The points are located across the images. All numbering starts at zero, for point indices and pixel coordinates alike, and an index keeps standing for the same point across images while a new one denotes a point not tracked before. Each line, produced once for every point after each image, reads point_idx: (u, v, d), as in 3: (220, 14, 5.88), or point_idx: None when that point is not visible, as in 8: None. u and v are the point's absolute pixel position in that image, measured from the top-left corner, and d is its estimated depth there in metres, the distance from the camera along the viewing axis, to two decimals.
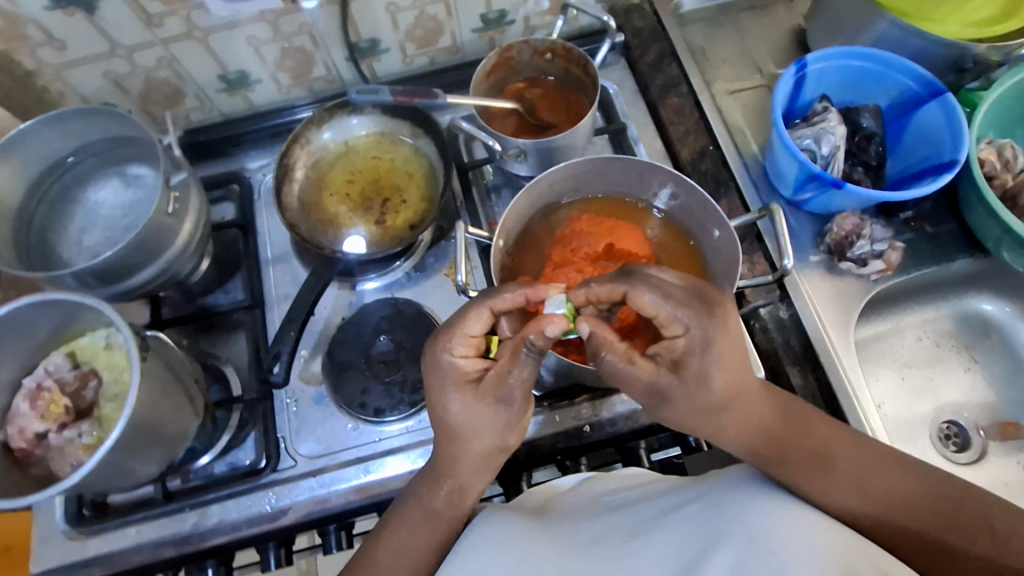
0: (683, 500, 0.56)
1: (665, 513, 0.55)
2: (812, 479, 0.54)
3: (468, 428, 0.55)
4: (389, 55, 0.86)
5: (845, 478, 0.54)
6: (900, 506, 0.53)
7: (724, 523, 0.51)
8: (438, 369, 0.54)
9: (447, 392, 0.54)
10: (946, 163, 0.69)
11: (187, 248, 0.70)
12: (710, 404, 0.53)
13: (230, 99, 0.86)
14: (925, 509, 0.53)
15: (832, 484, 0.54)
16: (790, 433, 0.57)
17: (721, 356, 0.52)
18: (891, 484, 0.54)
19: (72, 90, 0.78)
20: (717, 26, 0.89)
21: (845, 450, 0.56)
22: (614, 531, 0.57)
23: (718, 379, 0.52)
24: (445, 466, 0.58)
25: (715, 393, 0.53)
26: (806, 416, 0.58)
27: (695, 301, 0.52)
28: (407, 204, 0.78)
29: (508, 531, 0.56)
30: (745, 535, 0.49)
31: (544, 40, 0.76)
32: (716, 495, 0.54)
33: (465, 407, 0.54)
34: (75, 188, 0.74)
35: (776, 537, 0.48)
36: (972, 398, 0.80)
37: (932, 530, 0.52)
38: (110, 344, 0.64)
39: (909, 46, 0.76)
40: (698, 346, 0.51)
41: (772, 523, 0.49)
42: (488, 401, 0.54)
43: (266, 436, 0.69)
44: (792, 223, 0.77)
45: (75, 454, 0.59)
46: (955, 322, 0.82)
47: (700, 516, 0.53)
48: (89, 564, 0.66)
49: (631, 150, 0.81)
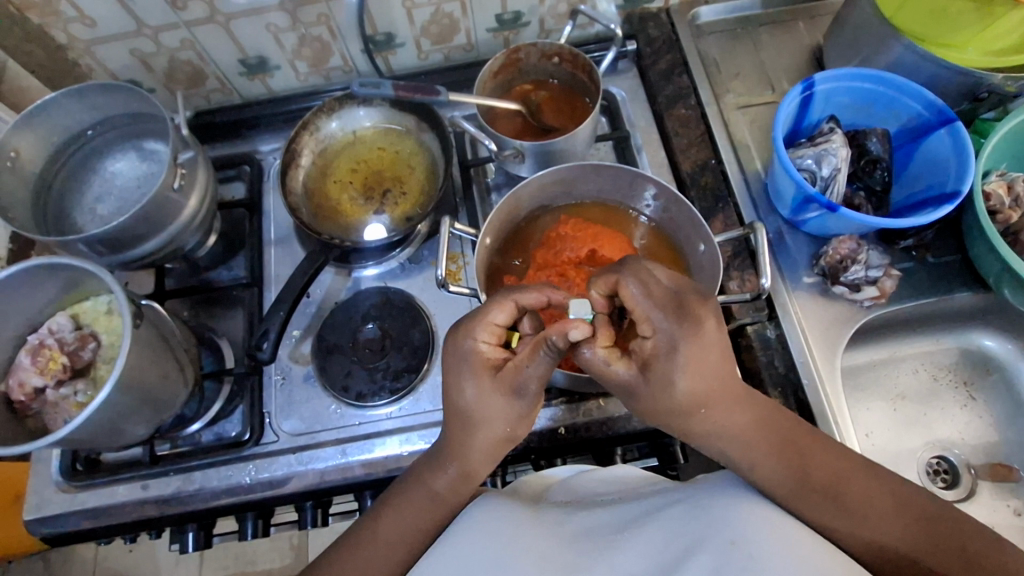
0: (667, 502, 0.55)
1: (652, 512, 0.55)
2: (789, 490, 0.54)
3: (481, 416, 0.56)
4: (404, 49, 0.88)
5: (824, 491, 0.54)
6: (882, 523, 0.52)
7: (706, 526, 0.50)
8: (460, 355, 0.56)
9: (463, 378, 0.56)
10: (949, 194, 0.68)
11: (191, 223, 0.74)
12: (674, 408, 0.54)
13: (249, 83, 0.89)
14: (906, 527, 0.52)
15: (810, 498, 0.53)
16: (769, 442, 0.56)
17: (687, 361, 0.53)
18: (871, 500, 0.53)
19: (101, 65, 0.82)
20: (734, 39, 0.88)
21: (825, 463, 0.56)
22: (604, 526, 0.55)
23: (683, 385, 0.53)
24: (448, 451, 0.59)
25: (678, 397, 0.53)
26: (787, 425, 0.58)
27: (670, 302, 0.54)
28: (407, 196, 0.80)
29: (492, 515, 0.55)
30: (728, 539, 0.48)
31: (552, 44, 0.77)
32: (699, 498, 0.54)
33: (479, 396, 0.56)
34: (94, 159, 0.78)
35: (758, 543, 0.48)
36: (966, 436, 0.78)
37: (914, 551, 0.51)
38: (110, 310, 0.68)
39: (924, 72, 0.75)
40: (666, 347, 0.53)
41: (754, 531, 0.49)
42: (500, 391, 0.55)
43: (252, 410, 0.71)
44: (789, 243, 0.76)
45: (67, 410, 0.64)
46: (955, 356, 0.80)
47: (683, 519, 0.52)
48: (76, 516, 0.69)
49: (634, 159, 0.82)
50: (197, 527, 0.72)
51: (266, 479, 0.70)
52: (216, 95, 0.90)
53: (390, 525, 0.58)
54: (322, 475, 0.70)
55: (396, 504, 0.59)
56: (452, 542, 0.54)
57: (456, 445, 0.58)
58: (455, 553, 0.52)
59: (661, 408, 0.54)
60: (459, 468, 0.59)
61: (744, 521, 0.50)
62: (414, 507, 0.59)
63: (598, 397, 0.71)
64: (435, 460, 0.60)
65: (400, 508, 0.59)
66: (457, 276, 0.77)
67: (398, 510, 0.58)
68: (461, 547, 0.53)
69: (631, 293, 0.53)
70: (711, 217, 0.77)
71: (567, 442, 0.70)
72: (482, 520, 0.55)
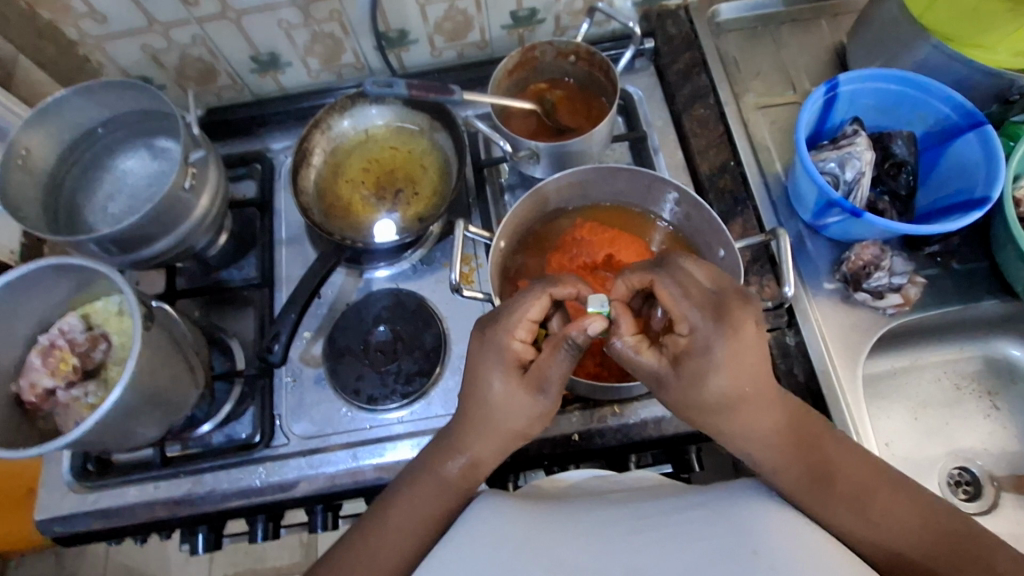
0: (688, 504, 0.55)
1: (670, 513, 0.54)
2: (811, 495, 0.53)
3: (503, 409, 0.56)
4: (417, 46, 0.86)
5: (845, 501, 0.53)
6: (899, 530, 0.51)
7: (726, 532, 0.50)
8: (495, 346, 0.56)
9: (493, 369, 0.56)
10: (978, 199, 0.66)
11: (203, 221, 0.73)
12: (706, 403, 0.52)
13: (261, 80, 0.88)
14: (927, 538, 0.51)
15: (831, 502, 0.53)
16: (796, 445, 0.54)
17: (721, 362, 0.51)
18: (893, 507, 0.52)
19: (112, 61, 0.81)
20: (754, 37, 0.86)
21: (849, 466, 0.54)
22: (620, 520, 0.54)
23: (722, 384, 0.51)
24: (459, 437, 0.58)
25: (712, 395, 0.51)
26: (817, 430, 0.56)
27: (710, 303, 0.52)
28: (419, 197, 0.79)
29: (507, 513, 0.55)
30: (750, 548, 0.48)
31: (568, 42, 0.76)
32: (716, 504, 0.54)
33: (507, 389, 0.56)
34: (106, 156, 0.77)
35: (784, 555, 0.47)
36: (989, 446, 0.76)
37: (931, 559, 0.51)
38: (121, 311, 0.67)
39: (952, 73, 0.73)
40: (702, 346, 0.51)
41: (776, 542, 0.48)
42: (525, 384, 0.55)
43: (262, 412, 0.71)
44: (810, 248, 0.75)
45: (78, 412, 0.63)
46: (979, 365, 0.78)
47: (704, 523, 0.51)
48: (86, 517, 0.69)
49: (651, 160, 0.81)
50: (207, 529, 0.71)
51: (277, 482, 0.69)
52: (227, 92, 0.89)
53: (402, 517, 0.57)
54: (333, 479, 0.69)
55: (404, 497, 0.58)
56: (465, 543, 0.53)
57: (465, 433, 0.58)
58: (466, 553, 0.52)
59: (690, 402, 0.52)
60: (466, 454, 0.58)
61: (770, 531, 0.50)
62: (426, 499, 0.58)
63: (613, 404, 0.69)
64: (444, 448, 0.59)
65: (411, 496, 0.58)
66: (470, 278, 0.76)
67: (411, 503, 0.58)
68: (474, 547, 0.52)
69: (666, 296, 0.53)
70: (730, 221, 0.76)
71: (579, 448, 0.69)
72: (495, 521, 0.54)
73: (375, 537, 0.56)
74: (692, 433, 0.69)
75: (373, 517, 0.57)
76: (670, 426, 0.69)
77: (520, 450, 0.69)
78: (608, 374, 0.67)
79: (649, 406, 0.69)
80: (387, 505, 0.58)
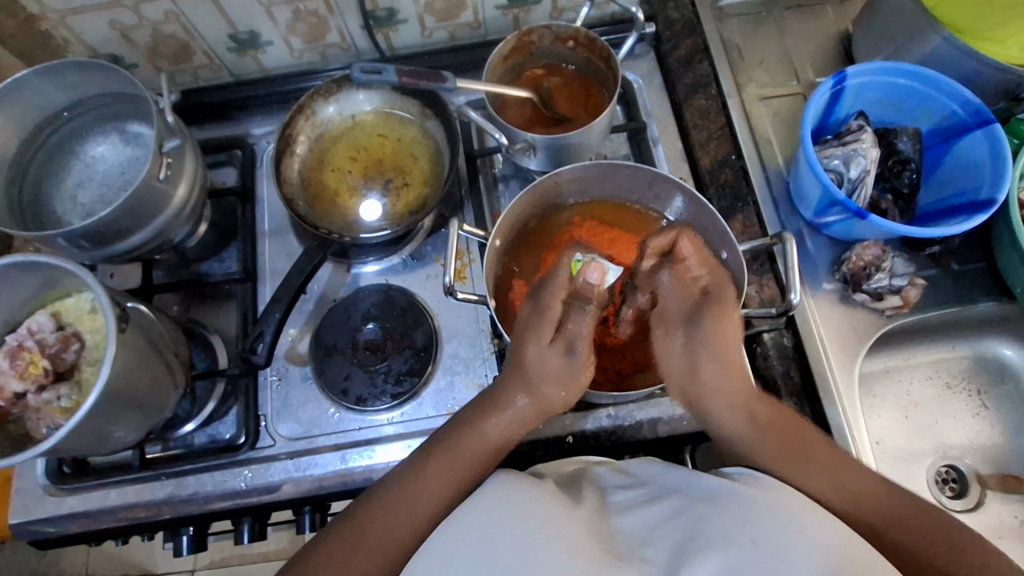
0: (687, 500, 0.50)
1: (665, 516, 0.49)
2: (786, 465, 0.53)
3: (542, 370, 0.57)
4: (406, 26, 0.82)
5: (817, 468, 0.52)
6: (866, 500, 0.51)
7: (722, 523, 0.46)
8: (539, 308, 0.58)
9: (532, 334, 0.58)
10: (984, 201, 0.64)
11: (181, 212, 0.69)
12: (720, 353, 0.56)
13: (240, 59, 0.83)
14: (892, 513, 0.50)
15: (801, 470, 0.53)
16: (772, 424, 0.55)
17: (720, 313, 0.56)
18: (866, 485, 0.52)
19: (78, 38, 0.75)
20: (758, 23, 0.83)
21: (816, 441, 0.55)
22: (625, 528, 0.50)
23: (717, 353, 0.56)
24: (502, 398, 0.58)
25: (726, 348, 0.56)
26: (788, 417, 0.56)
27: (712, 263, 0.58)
28: (409, 187, 0.76)
29: (505, 491, 0.51)
30: (749, 538, 0.44)
31: (567, 27, 0.72)
32: (721, 498, 0.49)
33: (543, 352, 0.57)
34: (73, 141, 0.72)
35: (784, 544, 0.43)
36: (978, 444, 0.76)
37: (893, 532, 0.50)
38: (94, 308, 0.64)
39: (961, 68, 0.70)
40: (710, 291, 0.57)
41: (776, 528, 0.45)
42: (559, 346, 0.57)
43: (246, 412, 0.69)
44: (810, 246, 0.73)
45: (51, 416, 0.60)
46: (971, 364, 0.78)
47: (701, 519, 0.47)
48: (63, 520, 0.67)
49: (650, 152, 0.78)
50: (193, 530, 0.69)
51: (262, 485, 0.67)
52: (204, 72, 0.84)
53: (381, 500, 0.54)
54: (321, 481, 0.67)
55: (427, 457, 0.56)
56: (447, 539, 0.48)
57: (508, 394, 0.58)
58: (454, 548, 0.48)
59: (704, 360, 0.57)
60: (512, 416, 0.58)
61: (770, 521, 0.45)
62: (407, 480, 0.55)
63: (608, 405, 0.68)
64: (488, 405, 0.58)
65: (447, 457, 0.56)
66: (462, 275, 0.74)
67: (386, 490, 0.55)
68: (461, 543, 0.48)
69: (686, 249, 0.57)
70: (729, 217, 0.74)
71: (573, 450, 0.68)
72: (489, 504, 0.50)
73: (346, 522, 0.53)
74: (689, 434, 0.68)
75: (353, 502, 0.55)
76: (666, 427, 0.68)
77: (512, 450, 0.68)
78: (604, 380, 0.65)
79: (645, 408, 0.68)
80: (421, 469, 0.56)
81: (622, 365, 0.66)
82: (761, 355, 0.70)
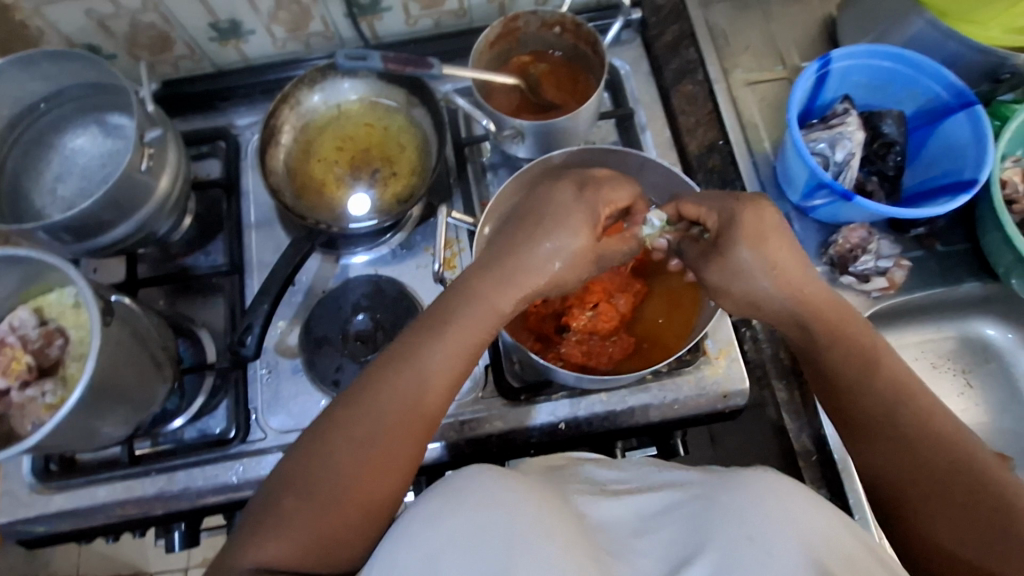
0: (688, 495, 0.48)
1: (662, 513, 0.48)
2: (852, 403, 0.52)
3: (551, 278, 0.56)
4: (391, 14, 0.81)
5: (884, 419, 0.51)
6: (921, 468, 0.49)
7: (718, 521, 0.44)
8: (548, 215, 0.56)
9: (542, 238, 0.55)
10: (967, 181, 0.65)
11: (165, 204, 0.68)
12: (756, 280, 0.54)
13: (222, 49, 0.81)
14: (936, 491, 0.48)
15: (867, 408, 0.52)
16: (850, 361, 0.53)
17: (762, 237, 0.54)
18: (935, 455, 0.49)
19: (53, 28, 0.74)
20: (742, 8, 0.83)
21: (852, 371, 0.52)
22: (621, 524, 0.49)
23: (761, 261, 0.53)
24: (468, 298, 0.55)
25: (765, 271, 0.53)
26: (832, 311, 0.54)
27: (728, 196, 0.56)
28: (397, 176, 0.75)
29: (491, 482, 0.49)
30: (743, 535, 0.42)
31: (553, 12, 0.72)
32: (721, 495, 0.46)
33: (552, 254, 0.55)
34: (52, 133, 0.71)
35: (779, 541, 0.41)
36: (967, 422, 0.75)
37: (924, 509, 0.48)
38: (78, 303, 0.62)
39: (944, 51, 0.71)
40: (727, 219, 0.55)
41: (772, 524, 0.43)
42: (571, 253, 0.56)
43: (236, 405, 0.68)
44: (797, 230, 0.73)
45: (37, 413, 0.58)
46: (955, 344, 0.79)
47: (698, 516, 0.45)
48: (51, 518, 0.66)
49: (638, 138, 0.77)
50: (184, 526, 0.69)
51: (254, 478, 0.67)
52: (185, 62, 0.83)
53: (376, 425, 0.50)
54: None
55: (415, 379, 0.52)
56: (451, 519, 0.46)
57: (481, 299, 0.54)
58: (455, 528, 0.45)
59: (737, 283, 0.55)
60: (475, 319, 0.54)
61: (767, 521, 0.43)
62: (399, 407, 0.51)
63: (601, 391, 0.68)
64: (447, 311, 0.54)
65: (387, 397, 0.51)
66: (452, 264, 0.73)
67: (378, 409, 0.51)
68: (463, 522, 0.45)
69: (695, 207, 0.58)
70: None
71: (566, 436, 0.69)
72: (489, 489, 0.48)
73: (340, 441, 0.50)
74: (679, 418, 0.70)
75: (347, 418, 0.51)
76: (658, 411, 0.69)
77: (506, 438, 0.68)
78: (596, 364, 0.65)
79: (637, 393, 0.68)
80: (357, 404, 0.51)
81: (614, 352, 0.66)
82: (749, 338, 0.71)
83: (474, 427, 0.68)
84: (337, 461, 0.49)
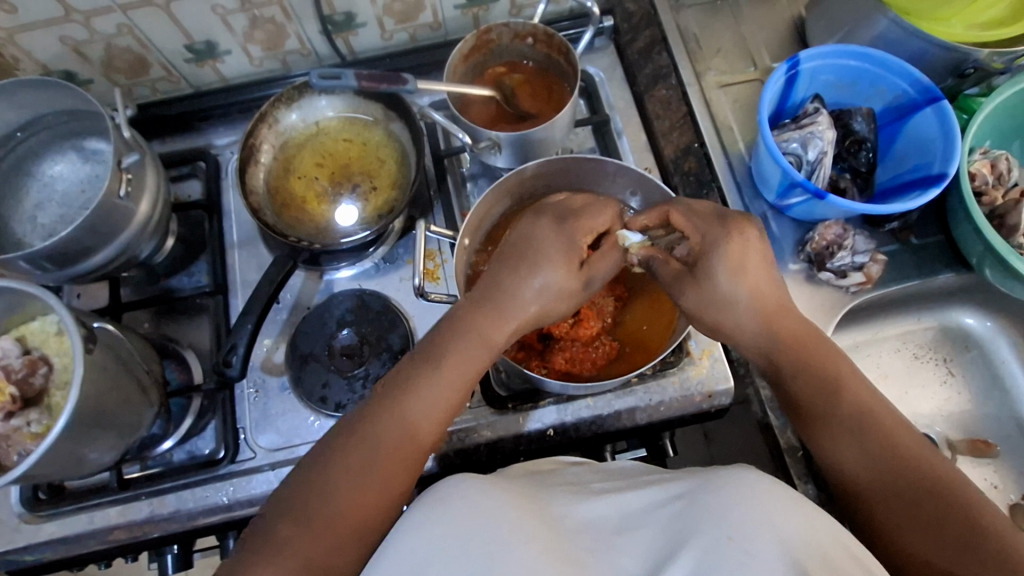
0: (671, 495, 0.49)
1: (648, 508, 0.49)
2: (819, 411, 0.54)
3: (542, 305, 0.57)
4: (366, 30, 0.82)
5: (849, 423, 0.53)
6: (887, 470, 0.50)
7: (700, 521, 0.44)
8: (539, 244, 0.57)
9: (532, 267, 0.57)
10: (936, 176, 0.66)
11: (146, 227, 0.68)
12: (732, 298, 0.56)
13: (199, 70, 0.82)
14: (904, 492, 0.49)
15: (831, 415, 0.54)
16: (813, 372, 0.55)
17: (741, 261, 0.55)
18: (899, 458, 0.50)
19: (28, 56, 0.74)
20: (713, 12, 0.84)
21: (823, 395, 0.54)
22: (605, 519, 0.49)
23: (739, 286, 0.55)
24: (463, 329, 0.56)
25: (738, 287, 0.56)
26: (798, 327, 0.57)
27: (714, 218, 0.57)
28: (377, 190, 0.76)
29: (472, 489, 0.49)
30: (725, 534, 0.43)
31: (524, 23, 0.73)
32: (702, 495, 0.47)
33: (543, 286, 0.57)
34: (30, 161, 0.71)
35: (757, 539, 0.42)
36: (947, 411, 0.77)
37: (895, 510, 0.49)
38: (60, 330, 0.62)
39: (909, 48, 0.72)
40: (703, 240, 0.56)
41: (752, 522, 0.43)
42: (557, 279, 0.57)
43: (224, 425, 0.68)
44: (774, 228, 0.74)
45: (22, 442, 0.58)
46: (935, 334, 0.80)
47: (682, 517, 0.46)
48: (42, 546, 0.66)
49: (615, 143, 0.79)
50: (178, 547, 0.69)
51: (245, 497, 0.67)
52: (163, 84, 0.83)
53: (369, 454, 0.51)
54: None
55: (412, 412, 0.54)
56: (432, 529, 0.46)
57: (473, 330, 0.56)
58: (438, 537, 0.45)
59: (712, 303, 0.56)
60: (467, 348, 0.56)
61: (746, 518, 0.44)
62: (392, 438, 0.52)
63: (587, 396, 0.69)
64: (441, 344, 0.56)
65: (380, 428, 0.52)
66: (435, 275, 0.74)
67: (371, 441, 0.52)
68: (444, 530, 0.45)
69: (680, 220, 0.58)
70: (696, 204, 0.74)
71: (554, 442, 0.69)
72: (469, 496, 0.48)
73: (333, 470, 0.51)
74: (665, 420, 0.71)
75: (340, 449, 0.52)
76: (644, 413, 0.69)
77: (495, 446, 0.69)
78: (580, 371, 0.66)
79: (623, 397, 0.69)
80: (352, 436, 0.52)
81: (598, 356, 0.66)
82: None
83: (463, 438, 0.68)
84: (325, 498, 0.49)
